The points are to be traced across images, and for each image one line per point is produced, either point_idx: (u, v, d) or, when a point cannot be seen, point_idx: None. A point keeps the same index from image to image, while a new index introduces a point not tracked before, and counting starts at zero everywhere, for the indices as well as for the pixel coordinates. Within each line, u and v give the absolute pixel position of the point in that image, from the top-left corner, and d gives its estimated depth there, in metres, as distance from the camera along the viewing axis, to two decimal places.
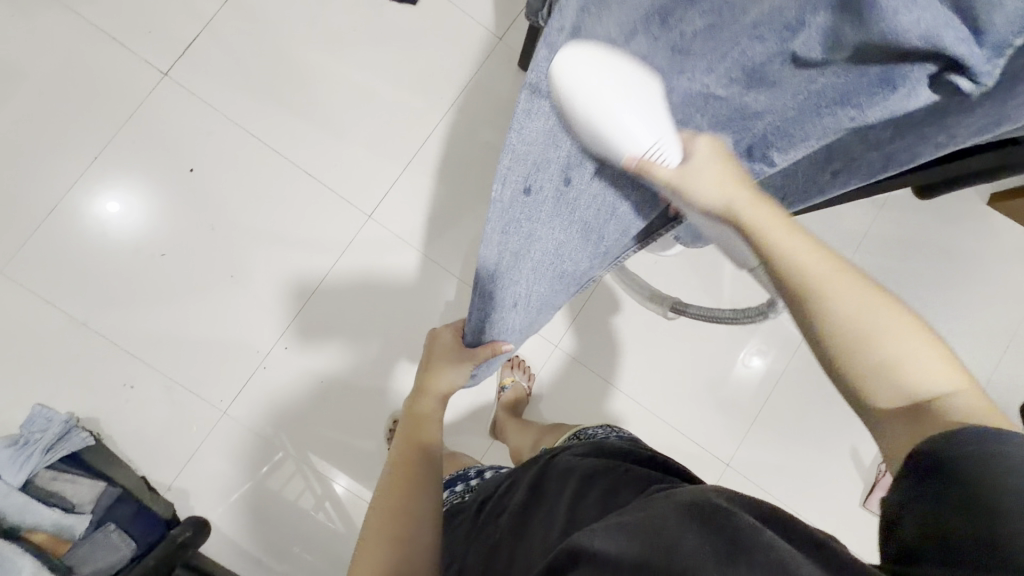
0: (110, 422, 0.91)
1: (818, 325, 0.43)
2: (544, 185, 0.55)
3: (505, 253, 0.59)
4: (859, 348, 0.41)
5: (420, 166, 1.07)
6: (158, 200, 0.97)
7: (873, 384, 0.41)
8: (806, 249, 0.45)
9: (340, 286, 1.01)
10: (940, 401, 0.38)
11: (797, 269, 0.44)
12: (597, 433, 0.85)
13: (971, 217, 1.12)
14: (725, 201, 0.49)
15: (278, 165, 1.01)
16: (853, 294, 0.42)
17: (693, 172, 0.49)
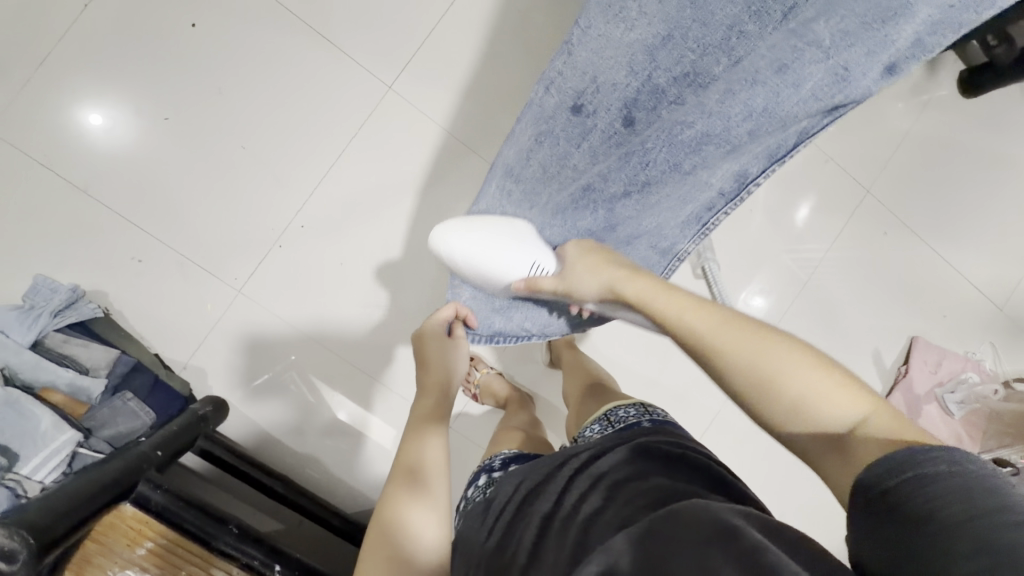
0: (118, 297, 0.90)
1: (730, 378, 0.47)
2: (598, 112, 0.61)
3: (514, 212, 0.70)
4: (764, 382, 0.45)
5: (446, 29, 0.96)
6: (156, 58, 0.89)
7: (778, 414, 0.44)
8: (697, 315, 0.51)
9: (355, 165, 0.94)
10: (851, 430, 0.41)
11: (693, 334, 0.50)
12: (630, 417, 0.71)
13: (996, 122, 1.18)
14: (615, 286, 0.58)
15: (287, 22, 0.92)
16: (786, 358, 0.45)
17: (571, 277, 0.62)
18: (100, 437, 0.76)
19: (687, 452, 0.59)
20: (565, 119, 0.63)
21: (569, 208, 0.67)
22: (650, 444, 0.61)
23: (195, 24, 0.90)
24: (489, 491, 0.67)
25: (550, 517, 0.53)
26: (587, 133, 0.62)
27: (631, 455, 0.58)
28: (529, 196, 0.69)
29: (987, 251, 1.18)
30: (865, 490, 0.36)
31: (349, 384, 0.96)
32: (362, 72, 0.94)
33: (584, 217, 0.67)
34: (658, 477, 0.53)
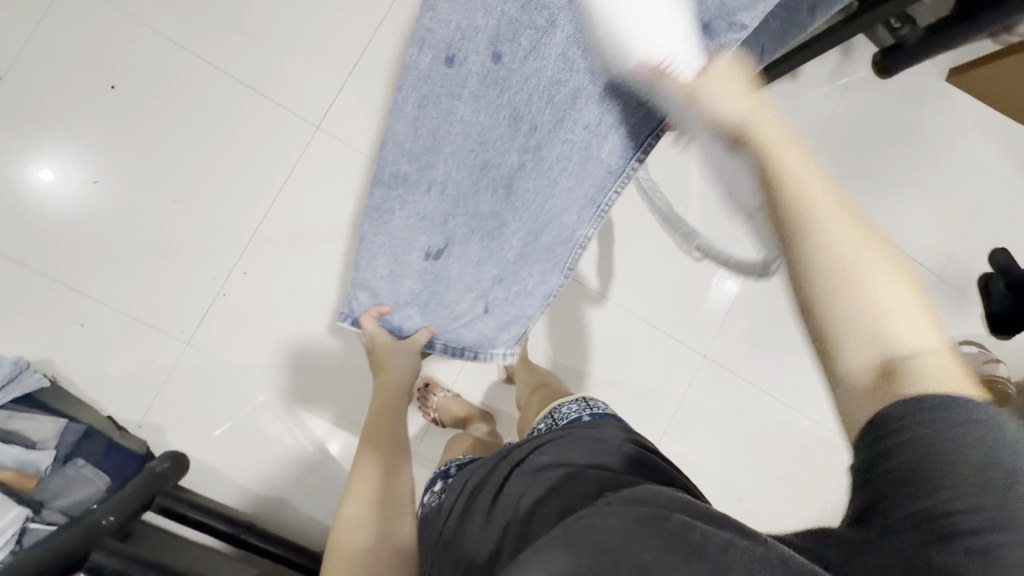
0: (64, 363, 0.89)
1: (816, 260, 0.34)
2: (469, 58, 0.60)
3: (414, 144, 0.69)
4: (841, 281, 0.33)
5: (370, 66, 0.98)
6: (78, 123, 0.90)
7: (846, 333, 0.34)
8: (816, 175, 0.35)
9: (292, 207, 0.95)
10: (913, 360, 0.32)
11: (801, 197, 0.34)
12: (572, 413, 0.71)
13: (917, 97, 1.23)
14: (750, 112, 0.38)
15: (209, 75, 0.93)
16: (847, 225, 0.34)
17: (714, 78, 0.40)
18: (54, 508, 0.77)
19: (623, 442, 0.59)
20: (441, 75, 0.63)
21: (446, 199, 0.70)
22: (586, 431, 0.61)
23: (115, 85, 0.91)
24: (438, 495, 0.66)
25: (498, 506, 0.53)
26: (464, 81, 0.62)
27: (569, 447, 0.58)
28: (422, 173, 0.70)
29: (920, 222, 1.23)
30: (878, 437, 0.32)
31: (309, 423, 0.97)
32: (289, 115, 0.95)
33: (484, 199, 0.67)
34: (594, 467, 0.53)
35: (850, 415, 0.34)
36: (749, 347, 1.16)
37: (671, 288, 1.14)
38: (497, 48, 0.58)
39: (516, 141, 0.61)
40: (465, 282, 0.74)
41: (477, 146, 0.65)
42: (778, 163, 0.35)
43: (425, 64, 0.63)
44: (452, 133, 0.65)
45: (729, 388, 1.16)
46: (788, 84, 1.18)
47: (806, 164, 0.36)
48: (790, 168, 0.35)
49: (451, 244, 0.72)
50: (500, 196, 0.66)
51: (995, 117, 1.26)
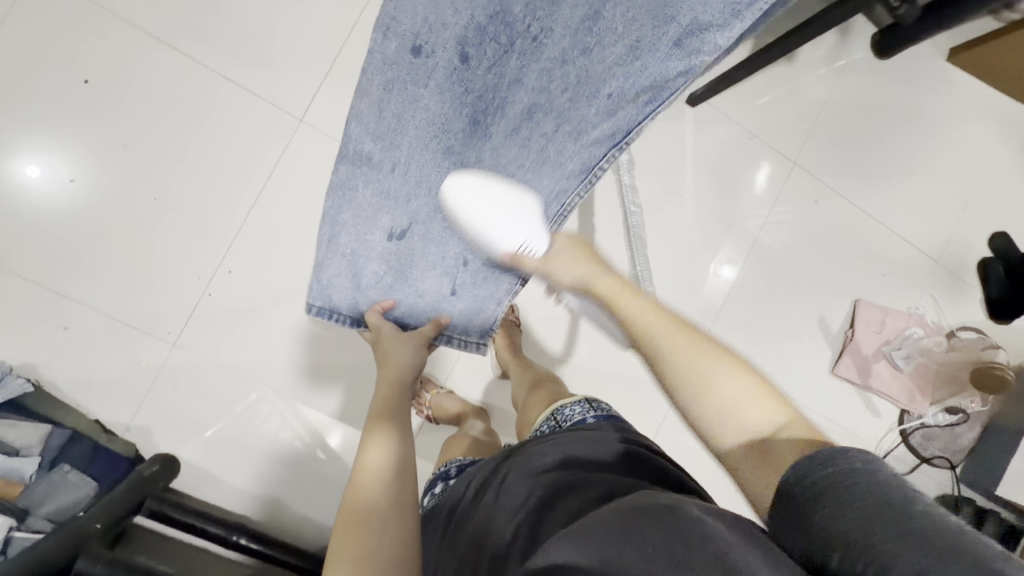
0: (49, 367, 0.88)
1: (676, 378, 0.46)
2: (437, 51, 0.55)
3: (385, 120, 0.57)
4: (690, 378, 0.46)
5: (353, 56, 0.95)
6: (51, 121, 0.87)
7: (710, 413, 0.44)
8: (643, 309, 0.52)
9: (277, 203, 0.93)
10: (770, 435, 0.41)
11: (639, 326, 0.51)
12: (575, 415, 0.69)
13: (915, 78, 1.20)
14: (585, 278, 0.58)
15: (186, 66, 0.90)
16: (640, 305, 0.52)
17: (554, 260, 0.60)
18: (39, 515, 0.76)
19: (631, 446, 0.56)
20: (407, 63, 0.55)
21: (410, 178, 0.62)
22: (592, 432, 0.59)
23: (88, 80, 0.88)
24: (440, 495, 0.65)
25: (514, 507, 0.49)
26: (431, 73, 0.56)
27: (576, 444, 0.56)
28: (386, 154, 0.59)
29: (918, 206, 1.21)
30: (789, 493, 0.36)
31: (300, 423, 0.96)
32: (270, 107, 0.92)
33: (458, 186, 0.63)
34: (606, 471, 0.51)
35: (756, 496, 0.41)
36: (745, 336, 1.14)
37: (666, 279, 1.12)
38: (466, 48, 0.56)
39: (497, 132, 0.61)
40: (428, 262, 0.68)
41: (443, 132, 0.60)
42: (644, 332, 0.50)
43: (390, 51, 0.54)
44: (418, 119, 0.58)
45: None
46: (784, 67, 1.15)
47: (637, 301, 0.53)
48: (658, 348, 0.48)
49: (415, 225, 0.65)
50: (464, 184, 0.62)
51: (993, 97, 1.24)
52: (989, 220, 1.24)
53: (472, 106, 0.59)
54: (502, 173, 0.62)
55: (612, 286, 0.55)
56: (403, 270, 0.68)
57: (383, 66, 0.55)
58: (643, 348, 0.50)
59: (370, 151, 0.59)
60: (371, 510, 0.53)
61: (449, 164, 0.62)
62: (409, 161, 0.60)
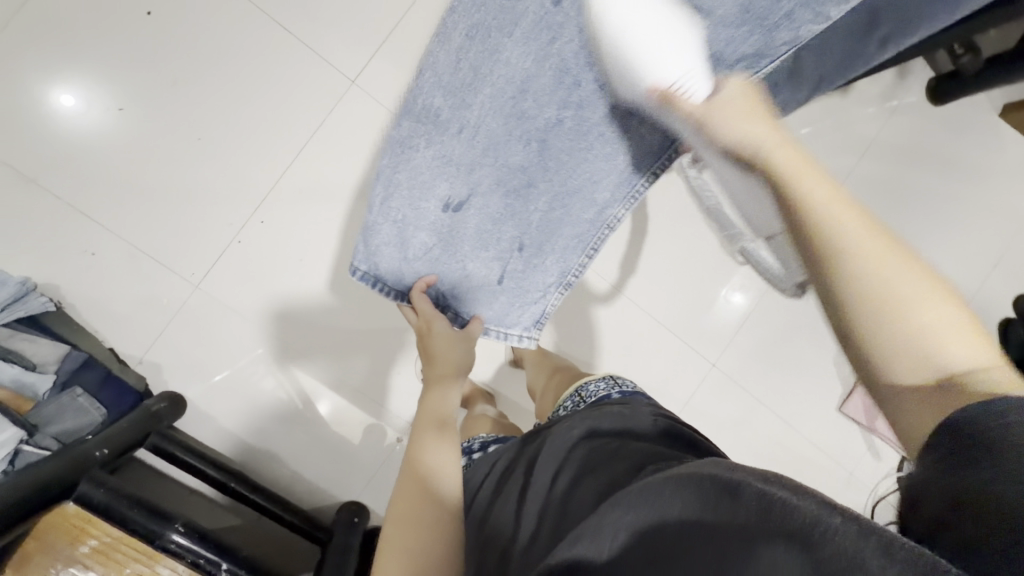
0: (71, 291, 0.88)
1: (847, 291, 0.38)
2: None
3: (461, 71, 0.56)
4: (888, 317, 0.37)
5: (413, 25, 0.94)
6: (107, 46, 0.87)
7: (886, 343, 0.37)
8: (828, 193, 0.40)
9: (318, 161, 0.93)
10: (974, 373, 0.35)
11: (812, 207, 0.39)
12: (600, 390, 0.71)
13: (965, 130, 1.19)
14: (764, 142, 0.43)
15: (246, 12, 0.90)
16: (852, 216, 0.39)
17: (722, 105, 0.46)
18: (47, 433, 0.75)
19: (657, 418, 0.58)
20: (495, 8, 0.54)
21: (477, 138, 0.61)
22: (619, 408, 0.60)
23: (150, 12, 0.88)
24: (468, 469, 0.68)
25: (540, 485, 0.51)
26: (518, 18, 0.55)
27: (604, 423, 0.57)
28: (454, 112, 0.58)
29: (947, 258, 1.20)
30: (937, 445, 0.33)
31: (309, 382, 0.96)
32: (323, 64, 0.92)
33: (517, 151, 0.63)
34: (635, 442, 0.53)
35: (909, 425, 0.36)
36: (757, 360, 1.14)
37: (688, 293, 1.12)
38: None
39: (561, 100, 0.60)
40: (481, 239, 0.69)
41: (519, 93, 0.59)
42: (790, 188, 0.41)
43: None
44: (498, 72, 0.57)
45: (732, 401, 1.14)
46: (836, 100, 1.14)
47: (822, 182, 0.41)
48: (815, 204, 0.40)
49: (474, 196, 0.65)
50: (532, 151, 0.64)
51: None
52: (1016, 282, 1.23)
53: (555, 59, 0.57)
54: (575, 145, 0.64)
55: (747, 138, 0.44)
56: (451, 240, 0.67)
57: (469, 10, 0.55)
58: (771, 173, 0.42)
59: (440, 107, 0.58)
60: (428, 490, 0.54)
61: (518, 130, 0.62)
62: (479, 126, 0.60)
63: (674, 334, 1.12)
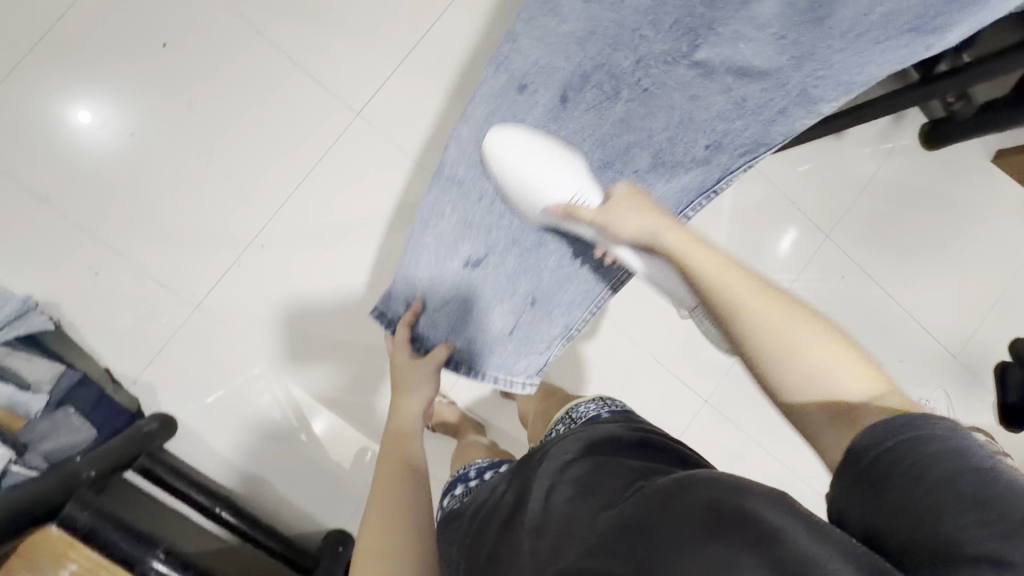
0: (71, 309, 0.90)
1: (748, 348, 0.44)
2: (541, 92, 0.67)
3: (482, 147, 0.69)
4: (777, 359, 0.42)
5: (419, 62, 0.98)
6: (123, 76, 0.90)
7: (785, 375, 0.42)
8: (731, 271, 0.48)
9: (320, 188, 0.95)
10: (870, 401, 0.40)
11: (719, 287, 0.47)
12: (591, 411, 0.71)
13: (959, 174, 1.21)
14: (657, 230, 0.53)
15: (258, 45, 0.93)
16: (751, 288, 0.46)
17: (613, 212, 0.56)
18: (37, 451, 0.76)
19: (649, 437, 0.58)
20: (515, 99, 0.68)
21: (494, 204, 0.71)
22: (610, 427, 0.60)
23: (166, 43, 0.91)
24: (466, 499, 0.68)
25: (531, 501, 0.51)
26: (530, 109, 0.67)
27: (595, 443, 0.57)
28: (457, 237, 0.72)
29: (943, 300, 1.21)
30: (854, 460, 0.36)
31: (301, 406, 0.97)
32: (330, 96, 0.95)
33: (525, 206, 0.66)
34: (631, 458, 0.52)
35: (826, 450, 0.40)
36: (749, 397, 1.14)
37: (682, 327, 1.12)
38: (567, 91, 0.67)
39: (565, 162, 0.65)
40: (497, 292, 0.73)
41: None
42: (685, 263, 0.50)
43: (499, 83, 0.68)
44: None
45: (725, 437, 1.13)
46: (831, 141, 1.16)
47: (709, 257, 0.49)
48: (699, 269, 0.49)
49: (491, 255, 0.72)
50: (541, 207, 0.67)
51: None
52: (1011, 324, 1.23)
53: (561, 138, 0.68)
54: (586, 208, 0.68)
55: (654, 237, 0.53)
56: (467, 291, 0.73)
57: (494, 101, 0.68)
58: (675, 262, 0.51)
59: (463, 177, 0.71)
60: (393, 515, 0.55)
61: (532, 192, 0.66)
62: (494, 186, 0.66)
63: (668, 367, 1.12)
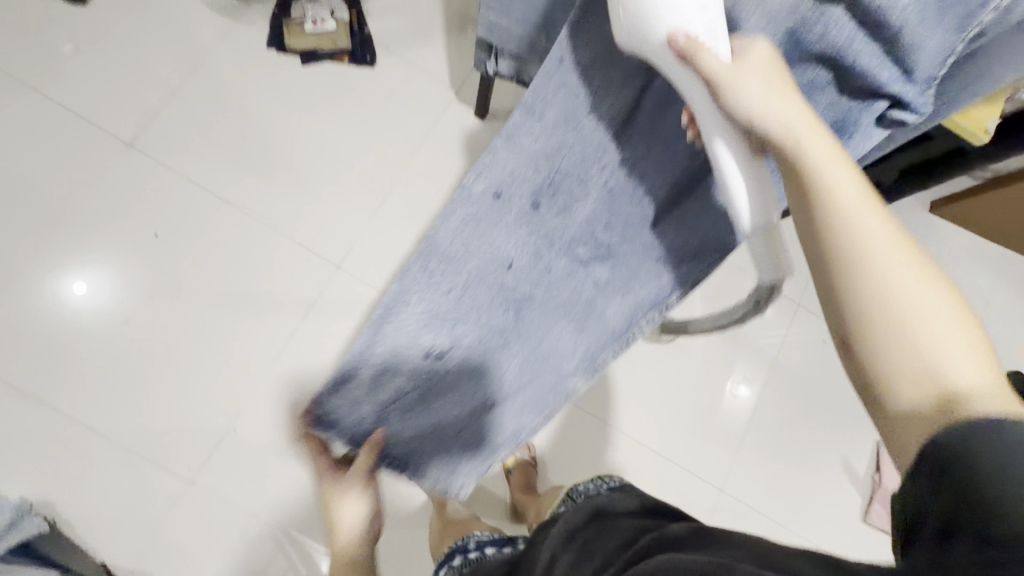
0: (64, 505, 0.88)
1: (837, 290, 0.38)
2: (515, 198, 0.64)
3: (456, 238, 0.65)
4: (881, 300, 0.36)
5: (390, 212, 1.07)
6: (116, 268, 0.98)
7: (888, 357, 0.35)
8: (857, 192, 0.39)
9: (308, 342, 0.99)
10: (966, 394, 0.32)
11: (830, 202, 0.39)
12: (589, 489, 0.70)
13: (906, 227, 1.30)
14: (776, 122, 0.43)
15: (242, 220, 1.02)
16: (884, 226, 0.38)
17: (741, 79, 0.44)
18: None
19: (646, 501, 0.56)
20: (489, 203, 0.64)
21: (462, 296, 0.65)
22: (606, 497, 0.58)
23: (157, 233, 1.00)
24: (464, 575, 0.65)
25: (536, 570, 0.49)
26: (503, 216, 0.64)
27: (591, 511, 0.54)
28: (449, 277, 0.65)
29: None
30: (933, 452, 0.29)
31: (305, 569, 0.92)
32: (311, 254, 1.03)
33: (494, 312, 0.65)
34: (621, 518, 0.51)
35: (904, 443, 0.34)
36: (765, 479, 1.11)
37: (682, 417, 1.12)
38: (538, 197, 0.63)
39: (530, 267, 0.65)
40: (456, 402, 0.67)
41: (502, 265, 0.65)
42: (813, 187, 0.40)
43: (476, 191, 0.64)
44: (483, 249, 0.65)
45: (750, 526, 1.09)
46: None
47: (850, 174, 0.40)
48: (840, 196, 0.39)
49: (457, 346, 0.65)
50: (510, 313, 0.65)
51: (981, 242, 1.32)
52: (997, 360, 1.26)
53: (534, 245, 0.65)
54: (548, 326, 0.66)
55: (789, 123, 0.43)
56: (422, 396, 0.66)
57: (468, 204, 0.64)
58: (782, 150, 0.43)
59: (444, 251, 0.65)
60: None
61: (500, 301, 0.65)
62: (465, 287, 0.65)
63: (676, 460, 1.10)
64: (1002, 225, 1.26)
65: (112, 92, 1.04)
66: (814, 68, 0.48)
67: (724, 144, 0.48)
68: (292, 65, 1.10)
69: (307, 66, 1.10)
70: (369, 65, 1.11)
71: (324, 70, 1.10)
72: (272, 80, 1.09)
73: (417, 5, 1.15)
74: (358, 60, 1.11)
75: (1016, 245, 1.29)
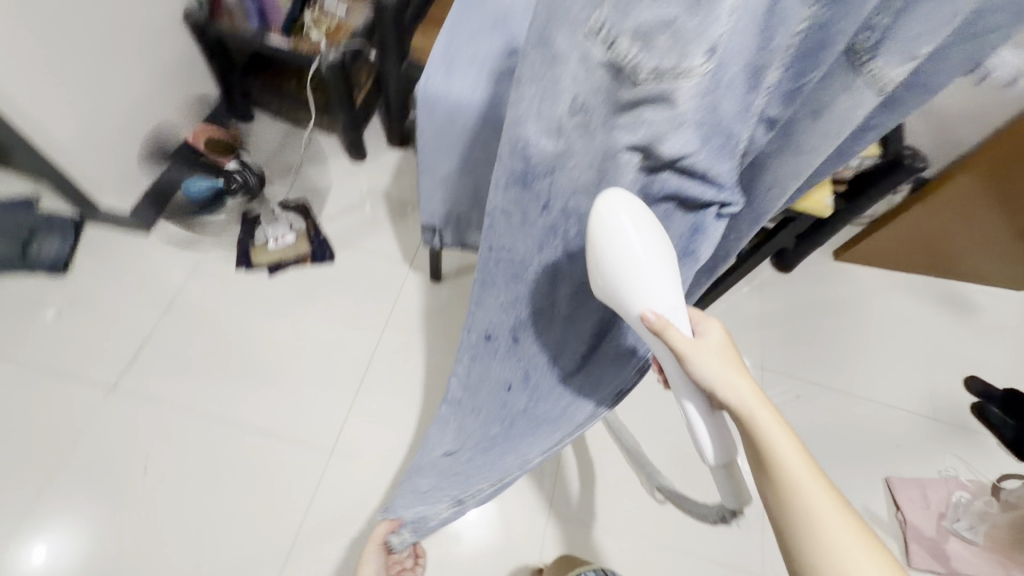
0: None
1: (790, 528, 0.50)
2: (499, 339, 0.74)
3: (468, 372, 0.80)
4: (817, 540, 0.49)
5: (371, 384, 1.13)
6: (106, 516, 0.98)
7: None
8: (794, 451, 0.52)
9: (314, 539, 0.99)
10: None
11: (778, 462, 0.51)
12: None
13: (823, 277, 1.48)
14: (729, 383, 0.54)
15: (229, 430, 1.06)
16: (813, 477, 0.51)
17: (703, 349, 0.55)
18: None
19: None
20: (483, 345, 0.76)
21: (482, 408, 0.78)
22: None
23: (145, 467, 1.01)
24: None
25: None
26: (495, 355, 0.75)
27: None
28: (471, 401, 0.81)
29: (882, 379, 1.36)
30: None
31: None
32: (301, 445, 1.05)
33: (495, 424, 0.75)
34: None
35: None
36: None
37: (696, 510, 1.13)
38: (517, 332, 0.72)
39: (517, 376, 0.74)
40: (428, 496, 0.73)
41: (505, 389, 0.75)
42: (762, 446, 0.52)
43: (471, 339, 0.78)
44: (494, 376, 0.76)
45: None
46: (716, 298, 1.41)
47: (789, 437, 0.52)
48: (784, 456, 0.51)
49: (463, 450, 0.78)
50: (504, 425, 0.74)
51: (886, 271, 1.51)
52: (947, 367, 1.38)
53: (524, 370, 0.73)
54: (536, 423, 0.71)
55: (746, 400, 0.53)
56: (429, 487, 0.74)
57: (470, 350, 0.79)
58: (736, 417, 0.54)
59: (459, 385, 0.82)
60: None
61: (496, 424, 0.75)
62: (479, 407, 0.78)
63: (709, 557, 1.09)
64: (907, 249, 1.44)
65: (91, 344, 1.11)
66: (662, 204, 0.56)
67: (689, 396, 0.58)
68: (259, 279, 1.22)
69: (272, 276, 1.23)
70: (329, 261, 1.26)
71: (289, 276, 1.23)
72: (242, 296, 1.20)
73: (359, 203, 1.33)
74: (318, 259, 1.25)
75: (916, 265, 1.48)
